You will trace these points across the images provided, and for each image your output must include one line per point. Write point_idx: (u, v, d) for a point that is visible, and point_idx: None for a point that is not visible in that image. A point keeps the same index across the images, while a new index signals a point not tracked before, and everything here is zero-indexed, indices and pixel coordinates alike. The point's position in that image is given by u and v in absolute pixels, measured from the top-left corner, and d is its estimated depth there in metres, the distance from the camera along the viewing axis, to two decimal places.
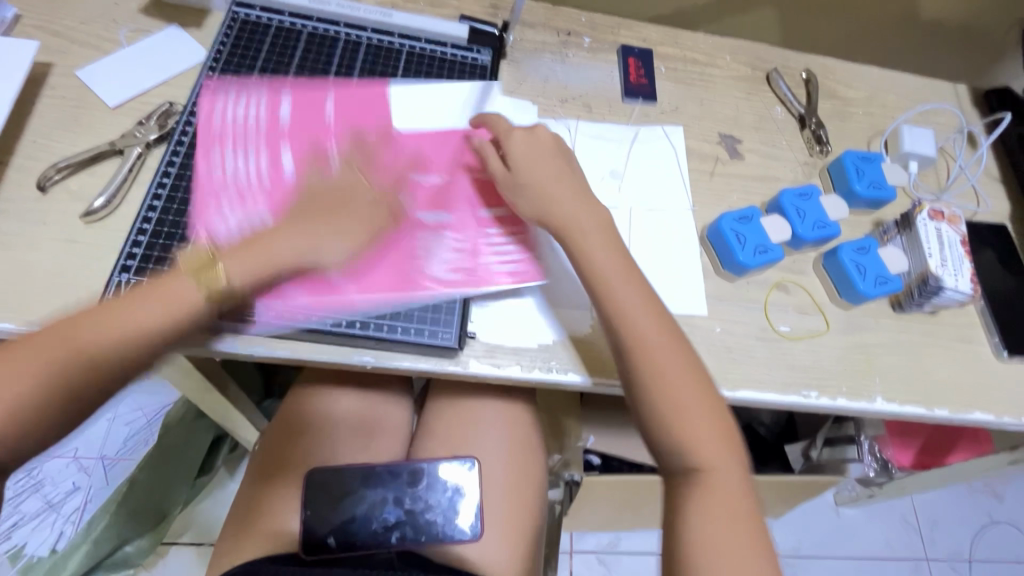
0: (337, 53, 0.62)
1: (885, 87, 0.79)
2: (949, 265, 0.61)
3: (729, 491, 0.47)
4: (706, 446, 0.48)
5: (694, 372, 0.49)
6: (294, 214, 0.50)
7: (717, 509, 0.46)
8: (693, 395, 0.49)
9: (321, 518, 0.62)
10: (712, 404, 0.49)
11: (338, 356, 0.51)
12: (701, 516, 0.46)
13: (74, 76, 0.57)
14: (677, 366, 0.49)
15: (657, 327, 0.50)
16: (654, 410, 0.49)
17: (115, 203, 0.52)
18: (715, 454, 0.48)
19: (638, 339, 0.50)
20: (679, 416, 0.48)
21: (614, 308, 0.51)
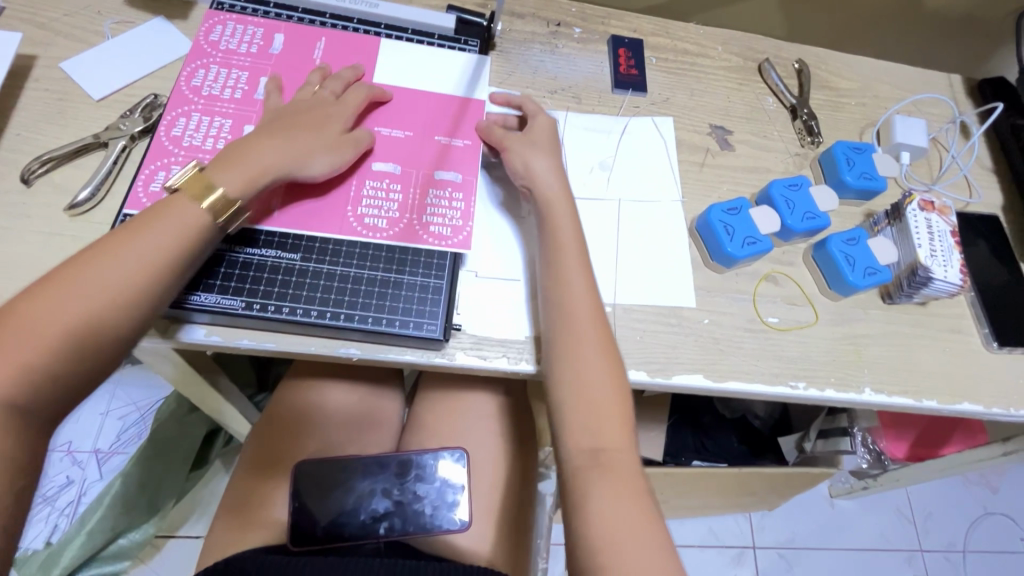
0: (320, 39, 0.61)
1: (878, 77, 0.78)
2: (938, 256, 0.61)
3: (622, 479, 0.46)
4: (610, 428, 0.48)
5: (611, 356, 0.50)
6: (272, 125, 0.51)
7: (618, 496, 0.45)
8: (602, 374, 0.49)
9: (311, 509, 0.62)
10: (618, 386, 0.50)
11: (326, 348, 0.51)
12: (605, 496, 0.45)
13: (58, 69, 0.57)
14: (592, 343, 0.50)
15: (589, 309, 0.51)
16: (561, 378, 0.50)
17: (99, 197, 0.52)
18: (616, 437, 0.48)
19: (571, 324, 0.51)
20: (582, 389, 0.49)
21: (555, 283, 0.52)
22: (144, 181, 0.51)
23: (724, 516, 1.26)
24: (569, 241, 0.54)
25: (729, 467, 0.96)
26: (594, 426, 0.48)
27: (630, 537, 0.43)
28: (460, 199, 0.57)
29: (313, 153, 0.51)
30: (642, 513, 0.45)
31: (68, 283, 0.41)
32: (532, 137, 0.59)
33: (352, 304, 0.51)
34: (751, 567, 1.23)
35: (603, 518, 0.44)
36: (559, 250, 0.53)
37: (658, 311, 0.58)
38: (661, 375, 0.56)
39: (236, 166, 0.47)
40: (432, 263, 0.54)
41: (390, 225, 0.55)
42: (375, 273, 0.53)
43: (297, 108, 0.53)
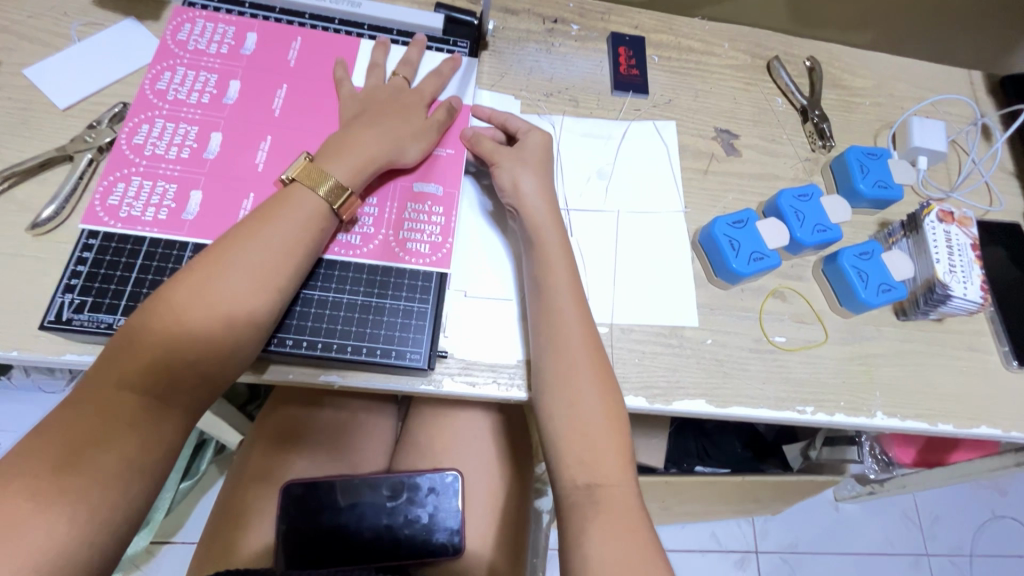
0: (296, 38, 0.57)
1: (894, 75, 0.74)
2: (957, 272, 0.58)
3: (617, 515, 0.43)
4: (607, 460, 0.45)
5: (607, 385, 0.48)
6: (362, 116, 0.52)
7: (615, 536, 0.42)
8: (596, 404, 0.46)
9: (298, 533, 0.59)
10: (616, 417, 0.47)
11: (305, 376, 0.48)
12: (600, 533, 0.42)
13: (22, 76, 0.54)
14: (586, 371, 0.47)
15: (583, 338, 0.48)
16: (553, 407, 0.47)
17: (64, 214, 0.49)
18: (614, 470, 0.45)
19: (567, 350, 0.48)
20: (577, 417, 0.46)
21: (544, 306, 0.49)
22: (101, 194, 0.48)
23: (726, 520, 1.24)
24: (563, 264, 0.51)
25: (732, 475, 0.94)
26: (589, 459, 0.45)
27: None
28: (439, 213, 0.54)
29: (334, 164, 0.48)
30: (642, 553, 0.41)
31: (174, 300, 0.41)
32: (517, 156, 0.55)
33: (331, 331, 0.48)
34: (754, 571, 1.21)
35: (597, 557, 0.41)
36: (552, 274, 0.50)
37: (658, 331, 0.55)
38: (660, 400, 0.53)
39: (346, 156, 0.49)
40: (417, 285, 0.51)
41: (368, 242, 0.52)
42: (356, 297, 0.50)
43: (385, 99, 0.54)
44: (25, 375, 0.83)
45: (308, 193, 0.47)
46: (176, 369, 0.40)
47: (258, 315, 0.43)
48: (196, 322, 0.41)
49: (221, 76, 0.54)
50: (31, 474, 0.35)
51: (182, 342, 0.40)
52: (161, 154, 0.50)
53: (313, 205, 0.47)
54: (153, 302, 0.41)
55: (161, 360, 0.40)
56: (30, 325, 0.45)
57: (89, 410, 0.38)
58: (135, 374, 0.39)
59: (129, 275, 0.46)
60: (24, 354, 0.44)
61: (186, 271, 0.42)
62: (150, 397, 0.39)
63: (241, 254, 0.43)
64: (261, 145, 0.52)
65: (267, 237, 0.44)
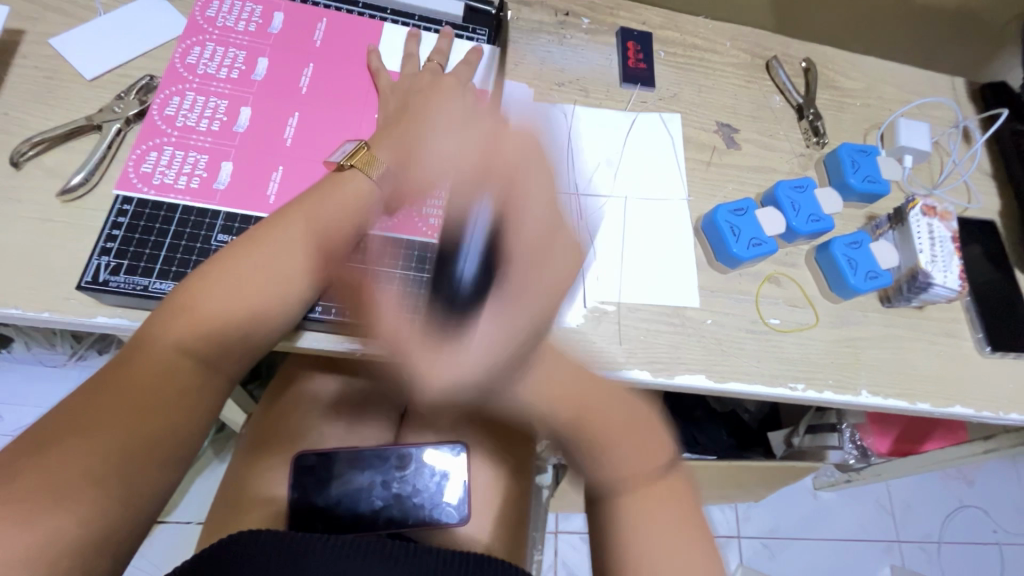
0: (323, 20, 0.59)
1: (884, 78, 0.78)
2: (938, 261, 0.62)
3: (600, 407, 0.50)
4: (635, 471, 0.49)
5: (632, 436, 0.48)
6: (406, 107, 0.55)
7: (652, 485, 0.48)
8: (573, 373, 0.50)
9: (309, 500, 0.61)
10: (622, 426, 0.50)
11: (331, 344, 0.51)
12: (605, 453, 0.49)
13: (47, 45, 0.54)
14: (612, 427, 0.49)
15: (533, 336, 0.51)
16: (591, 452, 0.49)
17: (93, 181, 0.50)
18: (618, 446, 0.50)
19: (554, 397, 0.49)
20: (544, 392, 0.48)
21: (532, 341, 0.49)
22: (134, 162, 0.50)
23: (711, 506, 1.28)
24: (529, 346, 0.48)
25: (719, 460, 0.98)
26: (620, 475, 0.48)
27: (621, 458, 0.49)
28: None
29: (387, 153, 0.52)
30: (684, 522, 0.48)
31: (233, 266, 0.44)
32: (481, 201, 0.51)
33: (357, 300, 0.51)
34: (736, 555, 1.26)
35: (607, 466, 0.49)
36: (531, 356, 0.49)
37: (662, 311, 0.58)
38: (664, 374, 0.56)
39: (395, 145, 0.53)
40: (437, 259, 0.54)
41: (392, 214, 0.54)
42: (381, 267, 0.52)
43: (420, 89, 0.57)
44: (27, 349, 0.85)
45: (359, 177, 0.50)
46: (229, 339, 0.44)
47: (305, 293, 0.46)
48: (249, 295, 0.44)
49: (250, 53, 0.55)
50: (86, 412, 0.38)
51: (239, 312, 0.44)
52: (191, 126, 0.51)
53: (364, 188, 0.50)
54: (213, 267, 0.44)
55: (219, 324, 0.43)
56: (61, 288, 0.46)
57: (144, 372, 0.40)
58: (192, 341, 0.42)
59: (162, 240, 0.48)
60: (56, 315, 0.45)
61: (241, 244, 0.45)
62: (202, 362, 0.43)
63: (294, 232, 0.46)
64: (289, 120, 0.53)
65: (318, 218, 0.47)
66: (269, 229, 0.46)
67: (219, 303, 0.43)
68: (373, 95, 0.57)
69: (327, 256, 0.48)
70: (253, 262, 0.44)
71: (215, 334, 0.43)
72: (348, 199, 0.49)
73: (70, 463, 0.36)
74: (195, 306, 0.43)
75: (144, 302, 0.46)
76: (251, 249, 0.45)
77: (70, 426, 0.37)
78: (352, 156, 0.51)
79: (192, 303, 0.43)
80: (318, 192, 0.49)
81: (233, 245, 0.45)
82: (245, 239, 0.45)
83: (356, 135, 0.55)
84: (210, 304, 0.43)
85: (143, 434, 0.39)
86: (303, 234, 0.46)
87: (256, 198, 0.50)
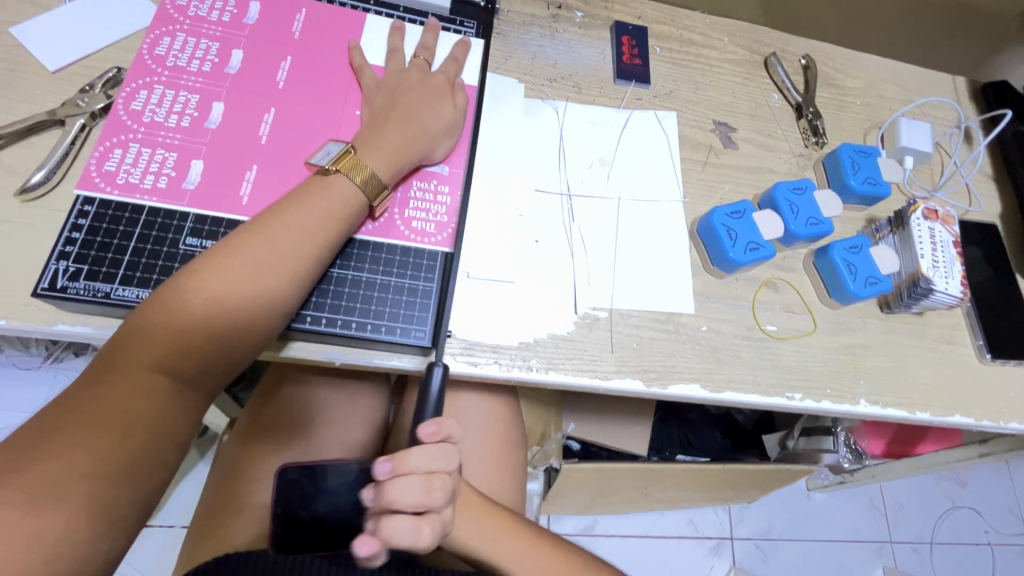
0: (303, 11, 0.56)
1: (885, 77, 0.76)
2: (940, 267, 0.60)
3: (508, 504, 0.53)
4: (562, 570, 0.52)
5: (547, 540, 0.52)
6: (387, 103, 0.52)
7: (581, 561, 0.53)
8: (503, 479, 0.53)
9: (293, 514, 0.57)
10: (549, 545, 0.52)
11: (308, 354, 0.48)
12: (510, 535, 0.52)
13: (7, 34, 0.51)
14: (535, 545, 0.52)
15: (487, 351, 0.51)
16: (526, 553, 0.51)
17: (55, 180, 0.47)
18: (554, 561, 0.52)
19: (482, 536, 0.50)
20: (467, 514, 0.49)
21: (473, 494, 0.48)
22: (98, 160, 0.47)
23: (703, 507, 1.27)
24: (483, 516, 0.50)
25: (713, 464, 0.96)
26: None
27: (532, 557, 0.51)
28: (445, 193, 0.54)
29: (370, 152, 0.49)
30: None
31: (210, 276, 0.41)
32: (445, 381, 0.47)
33: (337, 308, 0.48)
34: (729, 557, 1.25)
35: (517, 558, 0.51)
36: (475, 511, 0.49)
37: (656, 317, 0.56)
38: (657, 384, 0.54)
39: (378, 143, 0.50)
40: (422, 264, 0.51)
41: (376, 217, 0.52)
42: (361, 273, 0.50)
43: (402, 83, 0.54)
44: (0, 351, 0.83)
45: (342, 179, 0.47)
46: (207, 354, 0.41)
47: (286, 303, 0.44)
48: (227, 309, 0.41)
49: (224, 45, 0.52)
50: (50, 436, 0.35)
51: (217, 326, 0.41)
52: (159, 123, 0.49)
53: (346, 190, 0.47)
54: (189, 277, 0.41)
55: (196, 338, 0.40)
56: (19, 294, 0.43)
57: (114, 390, 0.38)
58: (165, 357, 0.39)
59: (126, 244, 0.45)
60: (12, 323, 0.43)
61: (220, 252, 0.42)
62: (179, 379, 0.40)
63: (279, 240, 0.44)
64: (264, 117, 0.51)
65: (304, 226, 0.45)
66: (251, 238, 0.43)
67: (196, 318, 0.40)
68: (355, 91, 0.54)
69: (310, 264, 0.45)
70: (234, 273, 0.42)
71: (193, 350, 0.40)
72: (335, 205, 0.46)
73: (30, 490, 0.34)
74: (169, 320, 0.40)
75: (107, 310, 0.44)
76: (230, 258, 0.42)
77: (32, 452, 0.35)
78: (336, 159, 0.48)
79: (166, 317, 0.40)
80: (305, 195, 0.46)
81: (211, 252, 0.43)
82: (225, 246, 0.42)
83: (337, 133, 0.52)
84: (188, 318, 0.40)
85: (109, 453, 0.36)
86: (288, 242, 0.44)
87: (228, 199, 0.47)
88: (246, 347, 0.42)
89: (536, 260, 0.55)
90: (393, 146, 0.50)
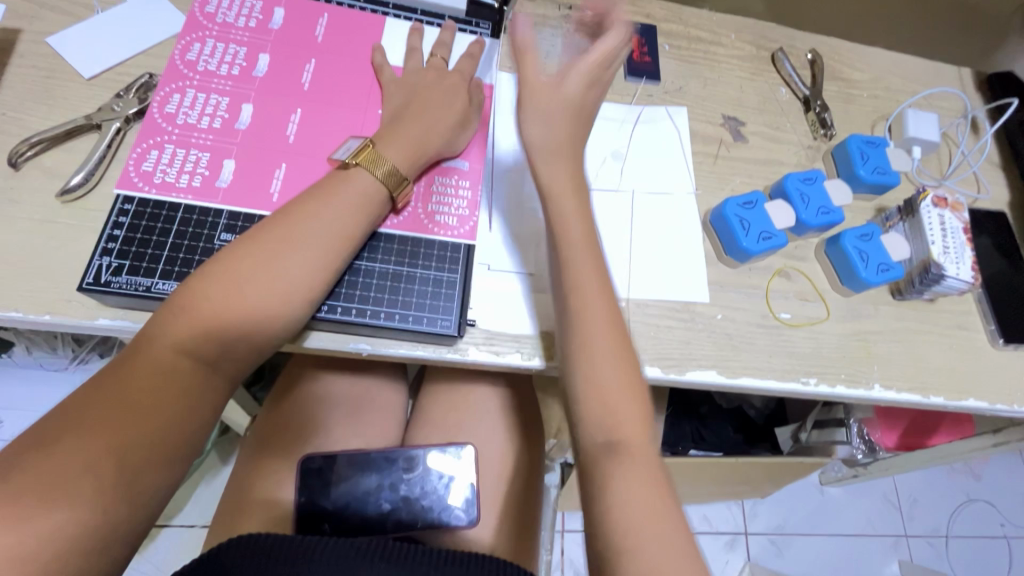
0: (325, 15, 0.58)
1: (891, 70, 0.77)
2: (951, 253, 0.61)
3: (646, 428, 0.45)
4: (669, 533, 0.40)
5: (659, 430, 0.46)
6: (409, 102, 0.54)
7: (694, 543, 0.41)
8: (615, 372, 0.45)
9: (317, 503, 0.59)
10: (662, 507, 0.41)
11: (337, 344, 0.50)
12: (623, 483, 0.41)
13: (44, 44, 0.54)
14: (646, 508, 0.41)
15: (582, 235, 0.48)
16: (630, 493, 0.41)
17: (93, 181, 0.49)
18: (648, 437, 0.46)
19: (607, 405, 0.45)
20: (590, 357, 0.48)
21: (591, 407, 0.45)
22: (135, 160, 0.49)
23: (717, 502, 1.27)
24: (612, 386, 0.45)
25: (726, 457, 0.97)
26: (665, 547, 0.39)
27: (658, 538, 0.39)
28: (466, 188, 0.56)
29: (391, 147, 0.50)
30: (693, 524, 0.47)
31: (236, 264, 0.43)
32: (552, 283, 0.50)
33: (365, 299, 0.50)
34: (743, 552, 1.25)
35: (618, 504, 0.41)
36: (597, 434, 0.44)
37: (672, 307, 0.58)
38: (674, 371, 0.55)
39: (400, 137, 0.51)
40: (445, 256, 0.53)
41: (399, 212, 0.53)
42: (387, 266, 0.51)
43: (422, 83, 0.55)
44: (27, 354, 0.84)
45: (364, 174, 0.49)
46: (229, 338, 0.42)
47: (310, 292, 0.45)
48: (249, 292, 0.43)
49: (252, 49, 0.54)
50: (74, 418, 0.36)
51: (239, 312, 0.43)
52: (192, 125, 0.51)
53: (369, 183, 0.49)
54: (215, 266, 0.43)
55: (219, 323, 0.42)
56: (63, 290, 0.45)
57: (139, 373, 0.39)
58: (190, 339, 0.41)
59: (164, 240, 0.47)
60: (57, 318, 0.45)
61: (245, 243, 0.44)
62: (203, 362, 0.42)
63: (303, 231, 0.45)
64: (291, 117, 0.53)
65: (328, 218, 0.46)
66: (274, 228, 0.45)
67: (218, 304, 0.42)
68: (376, 91, 0.56)
69: (332, 254, 0.46)
70: (256, 261, 0.43)
71: (215, 336, 0.42)
72: (354, 199, 0.48)
73: (55, 469, 0.35)
74: (194, 306, 0.42)
75: (147, 303, 0.46)
76: (254, 245, 0.44)
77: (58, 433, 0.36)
78: (356, 154, 0.50)
79: (190, 303, 0.42)
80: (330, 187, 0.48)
81: (236, 243, 0.45)
82: (250, 236, 0.44)
83: (361, 131, 0.54)
84: (211, 304, 0.42)
85: (133, 437, 0.37)
86: (310, 232, 0.46)
87: (260, 196, 0.49)
88: (275, 334, 0.44)
89: None
90: (414, 142, 0.52)
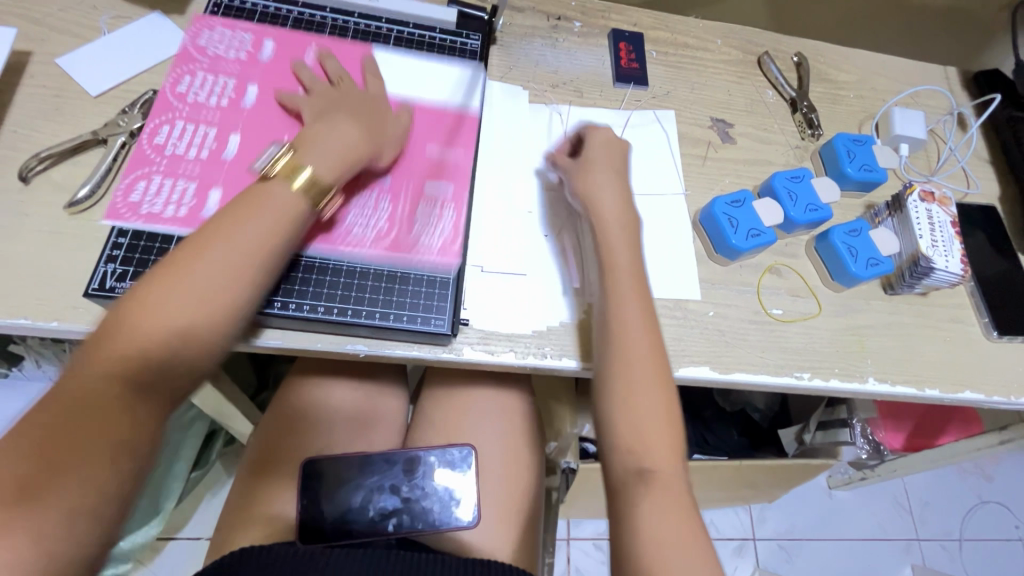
0: (311, 45, 0.60)
1: (876, 70, 0.79)
2: (940, 246, 0.62)
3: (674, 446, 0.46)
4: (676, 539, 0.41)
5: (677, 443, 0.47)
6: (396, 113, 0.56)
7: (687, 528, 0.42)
8: (648, 375, 0.48)
9: (318, 508, 0.59)
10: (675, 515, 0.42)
11: (334, 345, 0.51)
12: (644, 504, 0.43)
13: (54, 65, 0.56)
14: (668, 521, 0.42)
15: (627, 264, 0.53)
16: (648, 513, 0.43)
17: (99, 194, 0.51)
18: (634, 429, 0.46)
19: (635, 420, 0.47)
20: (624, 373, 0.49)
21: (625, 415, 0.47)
22: (122, 192, 0.50)
23: (724, 508, 1.26)
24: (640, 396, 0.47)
25: (730, 460, 0.97)
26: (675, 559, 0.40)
27: (658, 541, 0.41)
28: (455, 191, 0.57)
29: (311, 158, 0.48)
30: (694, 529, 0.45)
31: (171, 275, 0.40)
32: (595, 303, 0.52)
33: (359, 299, 0.51)
34: (752, 558, 1.24)
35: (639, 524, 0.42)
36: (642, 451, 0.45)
37: (664, 304, 0.58)
38: None
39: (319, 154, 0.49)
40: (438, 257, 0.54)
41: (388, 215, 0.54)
42: (382, 267, 0.53)
43: None
44: (36, 367, 0.86)
45: (279, 186, 0.46)
46: (171, 354, 0.39)
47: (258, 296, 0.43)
48: (184, 302, 0.39)
49: (239, 80, 0.57)
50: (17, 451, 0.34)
51: (177, 325, 0.39)
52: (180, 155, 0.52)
53: (285, 195, 0.46)
54: (147, 280, 0.40)
55: (157, 339, 0.39)
56: (69, 297, 0.47)
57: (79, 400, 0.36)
58: (127, 359, 0.38)
59: (166, 247, 0.49)
60: (64, 325, 0.46)
61: (180, 252, 0.41)
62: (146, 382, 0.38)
63: (245, 234, 0.43)
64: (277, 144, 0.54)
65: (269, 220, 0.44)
66: (209, 235, 0.42)
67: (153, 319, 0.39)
68: None
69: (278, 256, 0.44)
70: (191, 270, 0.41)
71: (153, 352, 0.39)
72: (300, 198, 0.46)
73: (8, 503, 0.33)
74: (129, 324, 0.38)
75: None
76: (188, 254, 0.41)
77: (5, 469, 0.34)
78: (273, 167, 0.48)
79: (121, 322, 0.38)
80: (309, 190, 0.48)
81: (170, 255, 0.42)
82: (187, 245, 0.42)
83: None
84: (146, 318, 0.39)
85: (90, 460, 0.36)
86: (250, 234, 0.43)
87: None
88: None
89: (557, 259, 0.58)
90: None
